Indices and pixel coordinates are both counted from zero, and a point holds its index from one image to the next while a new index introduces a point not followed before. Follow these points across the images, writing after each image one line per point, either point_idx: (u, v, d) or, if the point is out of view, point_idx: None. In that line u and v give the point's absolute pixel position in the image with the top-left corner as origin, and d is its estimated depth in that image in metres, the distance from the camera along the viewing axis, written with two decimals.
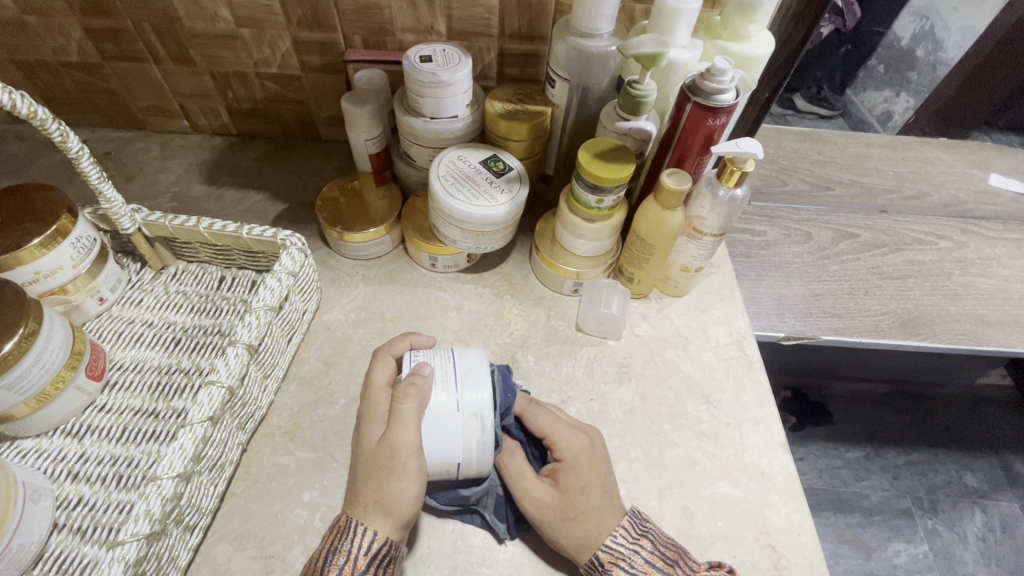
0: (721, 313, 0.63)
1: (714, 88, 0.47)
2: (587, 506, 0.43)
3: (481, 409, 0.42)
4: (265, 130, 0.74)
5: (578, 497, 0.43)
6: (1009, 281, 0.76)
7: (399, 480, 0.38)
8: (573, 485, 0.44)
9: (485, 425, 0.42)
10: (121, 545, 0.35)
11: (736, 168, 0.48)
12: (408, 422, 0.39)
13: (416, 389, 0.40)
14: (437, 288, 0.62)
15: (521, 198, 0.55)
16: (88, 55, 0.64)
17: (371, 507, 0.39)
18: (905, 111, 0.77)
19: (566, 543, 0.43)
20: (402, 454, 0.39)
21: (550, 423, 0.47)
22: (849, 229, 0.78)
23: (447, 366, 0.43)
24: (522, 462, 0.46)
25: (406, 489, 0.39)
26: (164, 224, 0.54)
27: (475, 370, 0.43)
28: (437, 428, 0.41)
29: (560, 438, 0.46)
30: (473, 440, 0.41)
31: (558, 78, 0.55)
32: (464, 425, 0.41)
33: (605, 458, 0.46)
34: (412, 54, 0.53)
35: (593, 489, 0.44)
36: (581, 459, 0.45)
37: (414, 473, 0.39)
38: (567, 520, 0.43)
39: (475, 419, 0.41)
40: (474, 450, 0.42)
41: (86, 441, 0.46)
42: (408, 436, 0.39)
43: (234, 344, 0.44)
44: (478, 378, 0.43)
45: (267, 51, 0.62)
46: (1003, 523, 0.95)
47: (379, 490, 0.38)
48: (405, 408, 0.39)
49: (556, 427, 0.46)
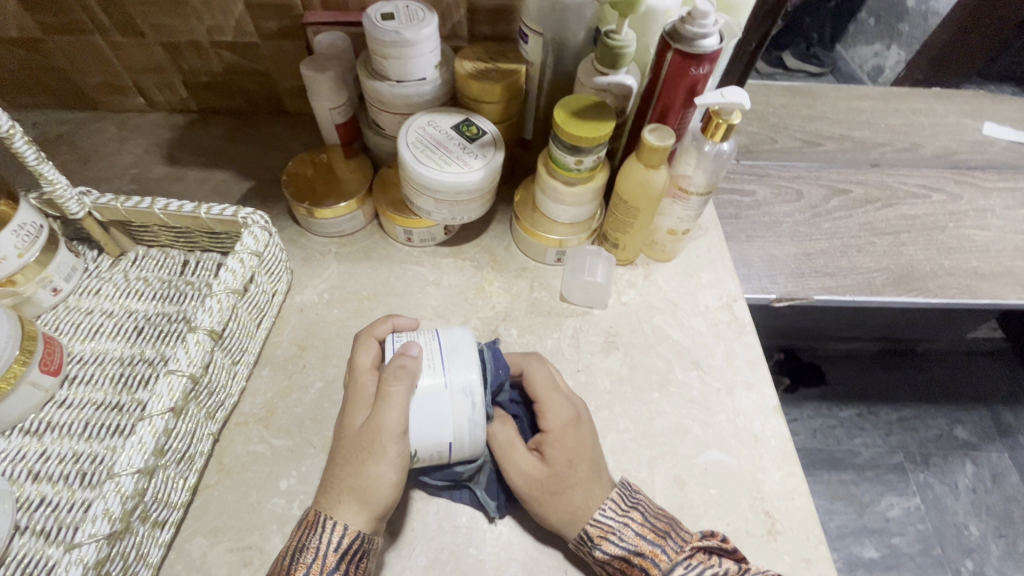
0: (711, 277, 0.60)
1: (696, 33, 0.43)
2: (575, 479, 0.41)
3: (470, 385, 0.40)
4: (227, 104, 0.69)
5: (565, 471, 0.41)
6: (1003, 232, 0.74)
7: (376, 464, 0.37)
8: (561, 458, 0.42)
9: (476, 401, 0.40)
10: (77, 548, 0.33)
11: (721, 120, 0.45)
12: (395, 403, 0.38)
13: (406, 370, 0.38)
14: (414, 263, 0.59)
15: (496, 164, 0.52)
16: (26, 29, 0.59)
17: (345, 495, 0.37)
18: (896, 65, 0.73)
19: (555, 518, 0.41)
20: (384, 438, 0.37)
21: (539, 393, 0.44)
22: (841, 185, 0.76)
23: (432, 343, 0.42)
24: (512, 431, 0.44)
25: (384, 475, 0.37)
26: (116, 207, 0.50)
27: (461, 347, 0.41)
28: (427, 407, 0.39)
29: (549, 407, 0.44)
30: (464, 418, 0.39)
31: (531, 32, 0.52)
32: (454, 402, 0.39)
33: (591, 428, 0.44)
34: (373, 11, 0.49)
35: (580, 461, 0.42)
36: (567, 431, 0.43)
37: (394, 459, 0.38)
38: (555, 495, 0.41)
39: (464, 395, 0.39)
40: (466, 428, 0.39)
41: (46, 439, 0.44)
42: (393, 418, 0.37)
43: (194, 331, 0.42)
44: (465, 356, 0.41)
45: (220, 17, 0.58)
46: (994, 473, 0.96)
47: (356, 476, 0.37)
48: (392, 390, 0.38)
49: (549, 394, 0.44)
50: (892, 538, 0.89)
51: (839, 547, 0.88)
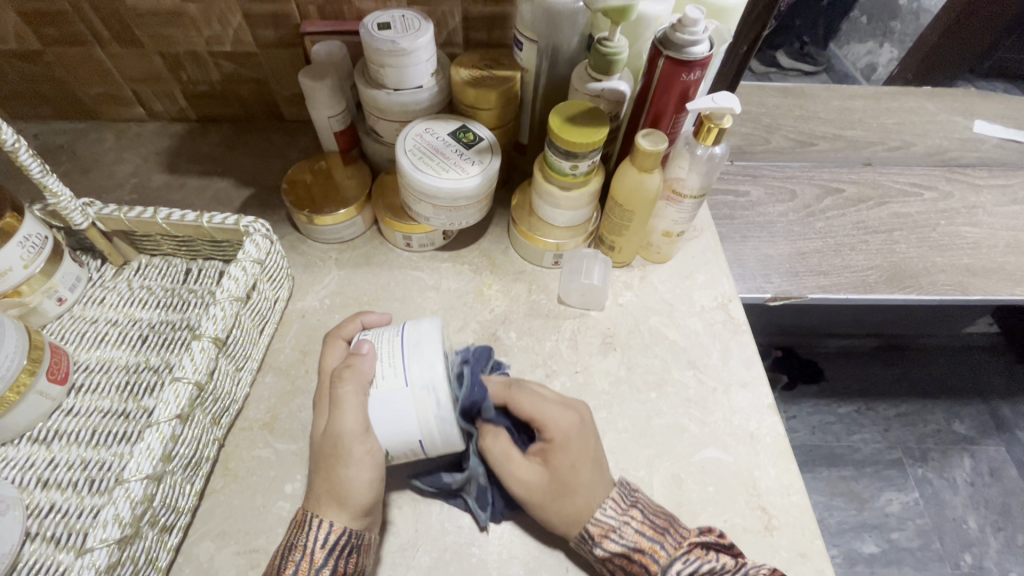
0: (706, 277, 0.61)
1: (687, 40, 0.44)
2: (578, 483, 0.41)
3: (431, 379, 0.39)
4: (225, 113, 0.70)
5: (567, 476, 0.42)
6: (994, 228, 0.75)
7: (347, 467, 0.38)
8: (563, 464, 0.42)
9: (440, 397, 0.39)
10: (89, 552, 0.34)
11: (713, 125, 0.46)
12: (350, 406, 0.38)
13: (353, 370, 0.40)
14: (414, 268, 0.60)
15: (493, 169, 0.52)
16: (26, 41, 0.60)
17: (324, 498, 0.38)
18: (889, 62, 0.73)
19: (558, 520, 0.42)
20: (345, 441, 0.38)
21: (535, 405, 0.44)
22: (834, 184, 0.77)
23: (394, 340, 0.42)
24: (507, 444, 0.44)
25: (358, 476, 0.38)
26: (119, 217, 0.51)
27: (423, 341, 0.41)
28: (385, 405, 0.39)
29: (548, 419, 0.43)
30: (430, 414, 0.39)
31: (525, 40, 0.53)
32: (415, 399, 0.39)
33: (594, 434, 0.44)
34: (370, 21, 0.50)
35: (583, 465, 0.42)
36: (569, 438, 0.43)
37: (363, 458, 0.38)
38: (558, 498, 0.41)
39: (427, 391, 0.39)
40: (433, 424, 0.39)
41: (54, 446, 0.45)
42: (351, 420, 0.38)
43: (199, 338, 0.42)
44: (426, 350, 0.40)
45: (218, 27, 0.58)
46: (991, 466, 0.97)
47: (329, 479, 0.38)
48: (344, 392, 0.39)
49: (544, 407, 0.44)
50: (892, 533, 0.90)
51: (839, 543, 0.89)
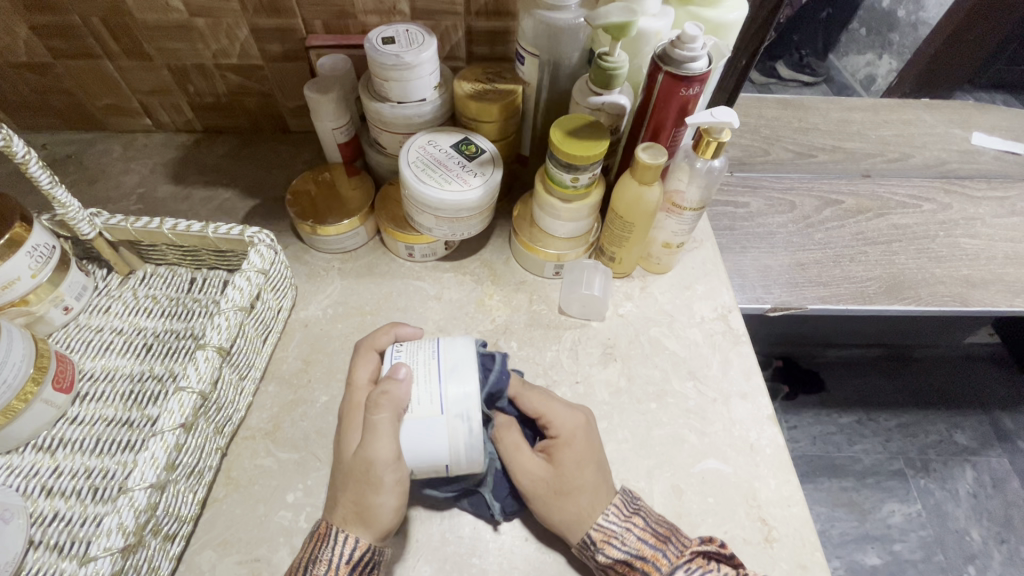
0: (706, 288, 0.62)
1: (685, 56, 0.45)
2: (582, 481, 0.42)
3: (466, 408, 0.40)
4: (231, 124, 0.71)
5: (572, 473, 0.42)
6: (992, 240, 0.76)
7: (376, 493, 0.38)
8: (569, 460, 0.43)
9: (472, 426, 0.40)
10: (93, 561, 0.34)
11: (711, 139, 0.46)
12: (384, 433, 0.38)
13: (389, 398, 0.39)
14: (416, 278, 0.61)
15: (495, 181, 0.53)
16: (37, 54, 0.61)
17: (351, 519, 0.38)
18: (889, 73, 0.75)
19: (560, 520, 0.42)
20: (377, 469, 0.38)
21: (543, 402, 0.46)
22: (833, 196, 0.77)
23: (430, 364, 0.42)
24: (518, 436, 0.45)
25: (386, 502, 0.38)
26: (126, 227, 0.52)
27: (460, 367, 0.42)
28: (418, 431, 0.39)
29: (555, 417, 0.45)
30: (461, 441, 0.40)
31: (527, 54, 0.53)
32: (450, 426, 0.40)
33: (597, 433, 0.46)
34: (374, 35, 0.51)
35: (588, 465, 0.43)
36: (576, 435, 0.44)
37: (393, 485, 0.38)
38: (560, 494, 0.42)
39: (461, 420, 0.40)
40: (462, 450, 0.40)
41: (59, 455, 0.45)
42: (385, 448, 0.38)
43: (203, 347, 0.43)
44: (462, 377, 0.41)
45: (225, 41, 0.59)
46: (993, 478, 0.96)
47: (357, 502, 0.38)
48: (380, 420, 0.38)
49: (552, 406, 0.46)
50: (894, 544, 0.90)
51: (841, 554, 0.88)
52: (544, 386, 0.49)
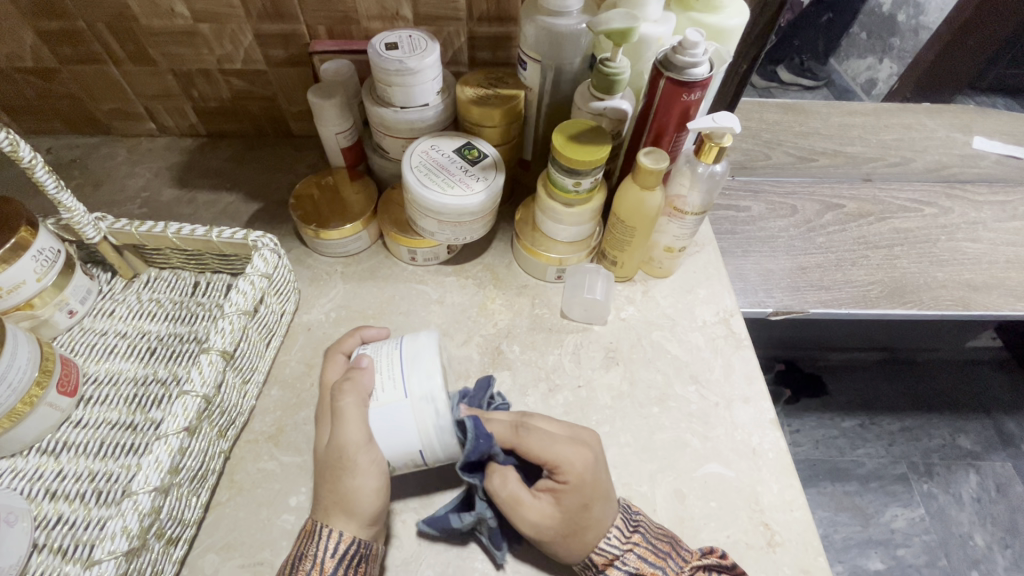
0: (708, 292, 0.62)
1: (687, 62, 0.46)
2: (590, 522, 0.40)
3: (429, 391, 0.40)
4: (234, 129, 0.71)
5: (578, 516, 0.40)
6: (994, 244, 0.76)
7: (353, 477, 0.38)
8: (575, 505, 0.40)
9: (438, 407, 0.40)
10: (98, 564, 0.35)
11: (713, 144, 0.47)
12: (351, 418, 0.39)
13: (353, 384, 0.40)
14: (418, 282, 0.61)
15: (497, 186, 0.53)
16: (42, 59, 0.61)
17: (332, 509, 0.38)
18: (889, 77, 0.73)
19: (567, 555, 0.41)
20: (349, 451, 0.38)
21: (545, 447, 0.41)
22: (834, 200, 0.78)
23: (393, 354, 0.43)
24: (516, 486, 0.41)
25: (364, 485, 0.38)
26: (131, 231, 0.52)
27: (421, 354, 0.42)
28: (385, 417, 0.39)
29: (560, 462, 0.41)
30: (430, 424, 0.40)
31: (529, 60, 0.54)
32: (415, 409, 0.40)
33: (604, 469, 0.42)
34: (378, 41, 0.51)
35: (595, 505, 0.41)
36: (583, 480, 0.40)
37: (368, 468, 0.39)
38: (568, 536, 0.40)
39: (426, 402, 0.40)
40: (432, 433, 0.40)
41: (63, 458, 0.45)
42: (353, 432, 0.39)
43: (207, 352, 0.43)
44: (424, 362, 0.41)
45: (229, 46, 0.60)
46: (997, 482, 0.96)
47: (335, 490, 0.38)
48: (346, 404, 0.39)
49: (556, 449, 0.41)
50: (897, 549, 0.90)
51: (844, 559, 0.88)
52: (540, 422, 0.44)
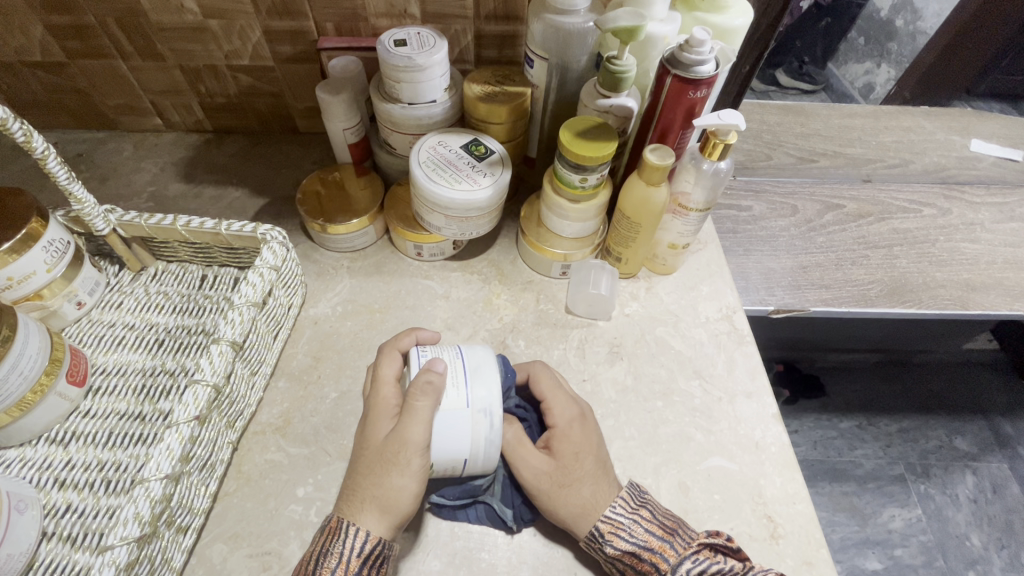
0: (711, 289, 0.62)
1: (693, 60, 0.46)
2: (583, 473, 0.43)
3: (490, 405, 0.41)
4: (241, 125, 0.72)
5: (571, 464, 0.43)
6: (991, 245, 0.76)
7: (399, 476, 0.39)
8: (568, 451, 0.44)
9: (494, 422, 0.41)
10: (110, 550, 0.35)
11: (718, 140, 0.47)
12: (420, 418, 0.39)
13: (433, 387, 0.40)
14: (425, 277, 0.61)
15: (504, 181, 0.54)
16: (51, 53, 0.61)
17: (367, 504, 0.39)
18: (887, 82, 0.73)
19: (564, 512, 0.42)
20: (407, 451, 0.39)
21: (548, 389, 0.47)
22: (835, 201, 0.78)
23: (456, 361, 0.43)
24: (520, 429, 0.45)
25: (405, 486, 0.39)
26: (140, 223, 0.52)
27: (483, 367, 0.43)
28: (447, 425, 0.40)
29: (555, 404, 0.46)
30: (482, 436, 0.41)
31: (536, 57, 0.54)
32: (473, 421, 0.41)
33: (595, 426, 0.46)
34: (387, 38, 0.52)
35: (586, 455, 0.44)
36: (572, 426, 0.45)
37: (417, 471, 0.39)
38: (563, 487, 0.43)
39: (484, 415, 0.41)
40: (482, 446, 0.41)
41: (72, 447, 0.46)
42: (417, 432, 0.39)
43: (217, 342, 0.43)
44: (487, 375, 0.42)
45: (237, 43, 0.60)
46: (994, 483, 0.97)
47: (378, 485, 0.39)
48: (417, 406, 0.39)
49: (556, 393, 0.47)
50: (895, 549, 0.90)
51: (842, 559, 0.89)
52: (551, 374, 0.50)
